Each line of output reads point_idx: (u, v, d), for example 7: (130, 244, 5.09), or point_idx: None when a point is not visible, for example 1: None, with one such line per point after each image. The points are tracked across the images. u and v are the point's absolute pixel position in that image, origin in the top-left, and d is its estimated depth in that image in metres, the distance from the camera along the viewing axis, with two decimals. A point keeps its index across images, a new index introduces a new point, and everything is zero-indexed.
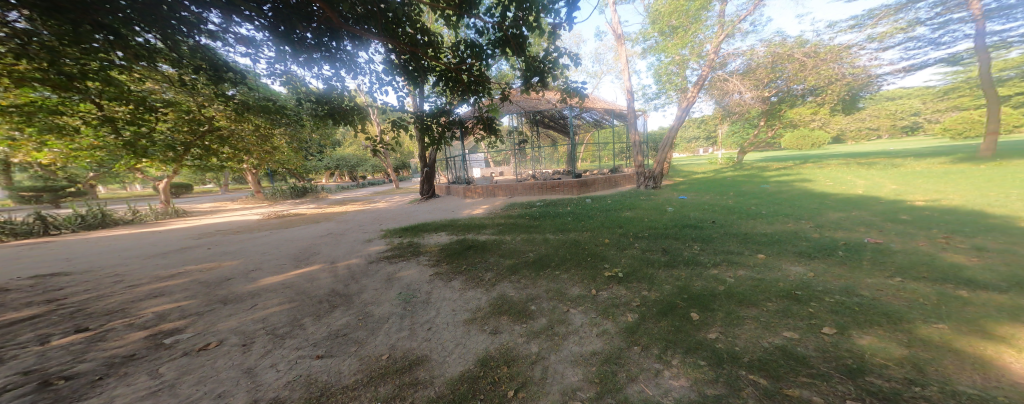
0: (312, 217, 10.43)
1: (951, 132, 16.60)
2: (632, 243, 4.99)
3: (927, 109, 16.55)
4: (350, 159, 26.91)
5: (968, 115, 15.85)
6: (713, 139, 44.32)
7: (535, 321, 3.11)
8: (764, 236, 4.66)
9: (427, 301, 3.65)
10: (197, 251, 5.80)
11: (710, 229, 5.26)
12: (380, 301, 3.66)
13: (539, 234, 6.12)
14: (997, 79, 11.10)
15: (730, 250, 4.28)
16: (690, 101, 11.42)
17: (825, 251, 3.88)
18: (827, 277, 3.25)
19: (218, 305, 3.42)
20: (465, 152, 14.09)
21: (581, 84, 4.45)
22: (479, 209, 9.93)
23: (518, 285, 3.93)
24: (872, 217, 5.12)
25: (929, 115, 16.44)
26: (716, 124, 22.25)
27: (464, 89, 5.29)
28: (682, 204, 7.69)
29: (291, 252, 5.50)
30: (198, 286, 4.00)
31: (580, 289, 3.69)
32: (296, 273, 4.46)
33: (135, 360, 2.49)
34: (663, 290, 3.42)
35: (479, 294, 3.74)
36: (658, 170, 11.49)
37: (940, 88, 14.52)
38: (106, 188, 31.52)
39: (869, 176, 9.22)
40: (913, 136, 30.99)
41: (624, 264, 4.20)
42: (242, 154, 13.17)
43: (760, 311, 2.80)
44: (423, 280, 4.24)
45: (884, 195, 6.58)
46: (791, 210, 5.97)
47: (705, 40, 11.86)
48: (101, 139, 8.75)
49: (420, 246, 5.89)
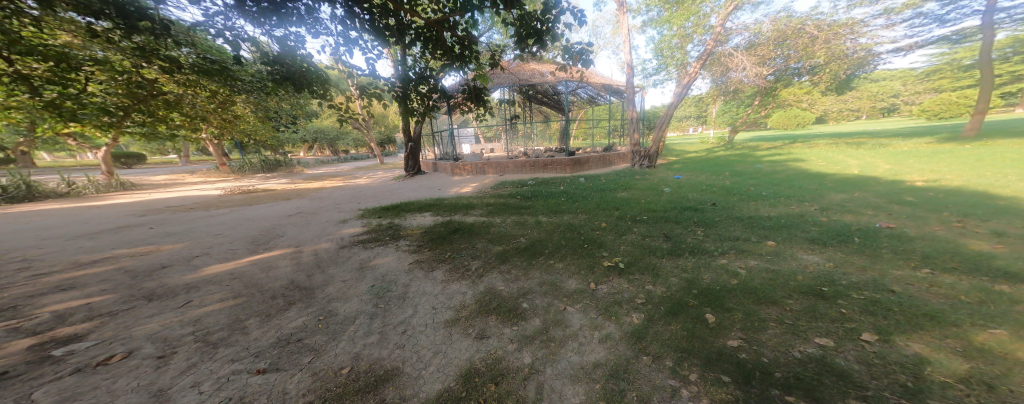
0: (282, 193, 9.51)
1: (929, 113, 16.97)
2: (630, 228, 4.61)
3: (907, 91, 16.88)
4: (329, 132, 25.25)
5: (946, 98, 15.95)
6: (702, 120, 44.48)
7: (527, 322, 2.67)
8: (769, 220, 4.14)
9: (403, 296, 3.11)
10: (137, 231, 4.99)
11: (713, 211, 4.89)
12: (347, 295, 3.06)
13: (531, 216, 5.62)
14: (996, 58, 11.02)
15: (735, 234, 3.88)
16: (691, 77, 10.84)
17: (839, 237, 3.40)
18: (847, 268, 2.80)
19: (143, 301, 2.69)
20: (452, 126, 13.16)
21: (585, 47, 3.78)
22: (466, 188, 9.30)
23: (508, 276, 3.48)
24: (876, 198, 4.68)
25: (908, 97, 16.78)
26: (708, 103, 21.94)
27: (442, 51, 4.50)
28: (678, 184, 7.32)
29: (251, 234, 4.81)
30: (123, 276, 3.20)
31: (577, 283, 3.27)
32: (251, 258, 3.73)
33: (3, 381, 1.78)
34: (670, 284, 3.04)
35: (464, 288, 3.27)
36: (654, 149, 11.12)
37: (923, 70, 14.55)
38: (51, 157, 28.53)
39: (861, 157, 9.08)
40: (890, 117, 31.88)
41: (625, 253, 3.81)
42: (196, 122, 11.78)
43: (782, 311, 2.40)
44: (400, 269, 3.71)
45: (882, 174, 6.39)
46: (792, 191, 5.52)
47: (711, 11, 11.08)
48: (16, 98, 7.49)
49: (400, 228, 5.30)
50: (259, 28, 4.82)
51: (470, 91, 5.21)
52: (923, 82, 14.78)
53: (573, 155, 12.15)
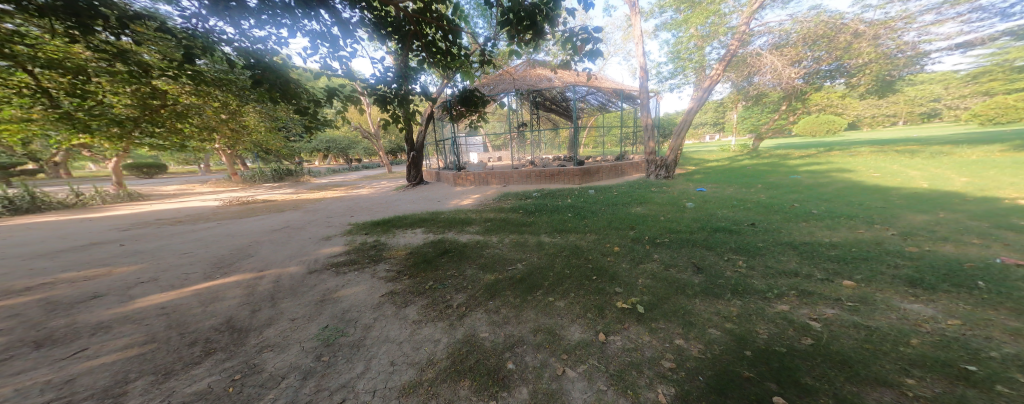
0: (281, 204, 9.20)
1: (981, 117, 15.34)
2: (648, 254, 3.84)
3: (950, 95, 15.40)
4: (342, 142, 25.48)
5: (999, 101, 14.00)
6: (720, 127, 42.78)
7: (510, 395, 1.94)
8: (830, 250, 3.28)
9: (359, 343, 2.44)
10: (103, 248, 4.57)
11: (749, 233, 4.05)
12: (290, 339, 2.42)
13: (532, 236, 4.93)
14: None
15: (789, 267, 3.04)
16: (712, 80, 9.92)
17: (947, 277, 2.49)
18: (988, 330, 1.90)
19: (26, 349, 2.12)
20: (457, 135, 12.72)
21: (588, 31, 3.10)
22: (467, 200, 8.72)
23: (495, 320, 2.80)
24: (973, 222, 3.69)
25: (952, 101, 15.27)
26: (730, 109, 20.72)
27: (424, 46, 3.92)
28: (702, 198, 6.45)
29: (219, 252, 4.32)
30: (38, 309, 2.69)
31: (582, 332, 2.55)
32: (198, 285, 3.17)
33: None
34: (710, 340, 2.25)
35: (438, 334, 2.58)
36: (672, 158, 10.18)
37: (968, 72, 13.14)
38: (94, 167, 30.66)
39: (916, 167, 7.94)
40: (930, 122, 29.46)
41: (643, 290, 3.06)
42: (206, 133, 11.78)
43: (901, 398, 1.56)
44: (368, 303, 3.04)
45: (961, 190, 5.30)
46: (849, 209, 4.58)
47: (733, 10, 10.15)
48: (31, 110, 7.56)
49: (384, 248, 4.72)
50: (235, 30, 4.39)
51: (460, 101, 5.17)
52: (970, 85, 13.40)
53: (582, 164, 11.39)
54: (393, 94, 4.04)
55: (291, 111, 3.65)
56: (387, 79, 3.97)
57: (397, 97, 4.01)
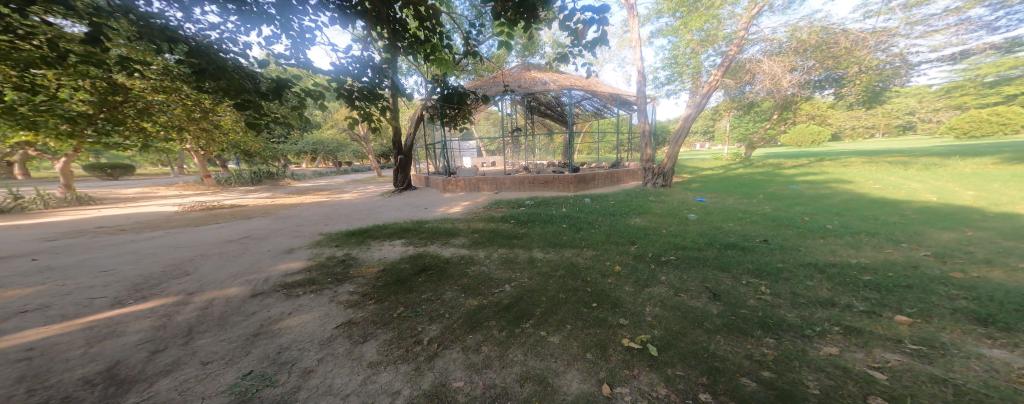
0: (250, 210, 8.42)
1: (958, 130, 15.80)
2: (654, 276, 3.37)
3: (928, 108, 15.89)
4: (329, 144, 24.63)
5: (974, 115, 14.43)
6: (710, 136, 43.42)
7: None
8: (863, 273, 2.85)
9: (287, 398, 1.83)
10: (7, 263, 3.82)
11: (765, 251, 3.62)
12: (191, 393, 1.79)
13: (523, 251, 4.41)
14: (1006, 78, 10.72)
15: (822, 295, 2.58)
16: (710, 87, 9.66)
17: (1022, 314, 2.05)
18: None
19: None
20: (446, 139, 12.17)
21: (586, 9, 2.64)
22: (455, 207, 8.18)
23: (474, 363, 2.23)
24: (1008, 241, 3.33)
25: (930, 114, 15.75)
26: (721, 117, 20.81)
27: (389, 31, 3.33)
28: (704, 208, 6.07)
29: (151, 268, 3.64)
30: None
31: (581, 381, 2.02)
32: (100, 315, 2.52)
33: None
34: (747, 397, 1.75)
35: (397, 386, 1.99)
36: (669, 165, 9.84)
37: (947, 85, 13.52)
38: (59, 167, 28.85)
39: (914, 179, 7.75)
40: (908, 135, 30.42)
41: (653, 324, 2.56)
42: (172, 132, 10.91)
43: None
44: (316, 337, 2.44)
45: (974, 203, 5.03)
46: (866, 224, 4.22)
47: (732, 15, 9.97)
48: None
49: (354, 264, 4.14)
50: (183, 14, 3.80)
51: (443, 100, 4.70)
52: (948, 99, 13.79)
53: (577, 171, 10.97)
54: (359, 88, 3.44)
55: (228, 106, 3.01)
56: (349, 69, 3.36)
57: (362, 92, 3.40)
